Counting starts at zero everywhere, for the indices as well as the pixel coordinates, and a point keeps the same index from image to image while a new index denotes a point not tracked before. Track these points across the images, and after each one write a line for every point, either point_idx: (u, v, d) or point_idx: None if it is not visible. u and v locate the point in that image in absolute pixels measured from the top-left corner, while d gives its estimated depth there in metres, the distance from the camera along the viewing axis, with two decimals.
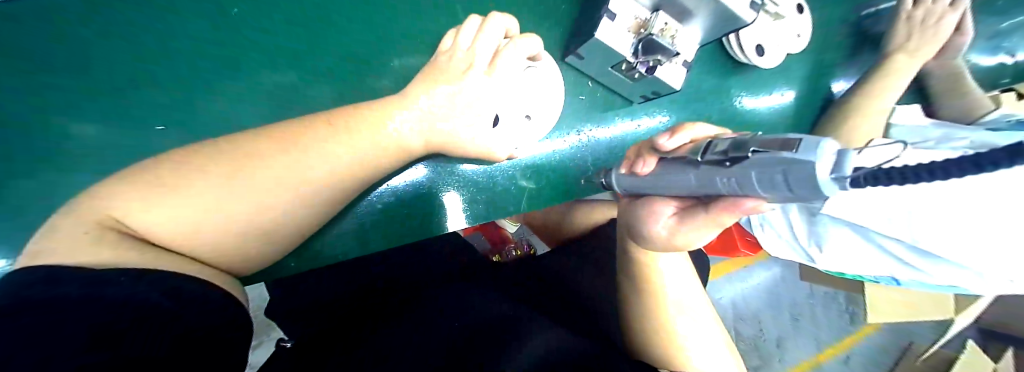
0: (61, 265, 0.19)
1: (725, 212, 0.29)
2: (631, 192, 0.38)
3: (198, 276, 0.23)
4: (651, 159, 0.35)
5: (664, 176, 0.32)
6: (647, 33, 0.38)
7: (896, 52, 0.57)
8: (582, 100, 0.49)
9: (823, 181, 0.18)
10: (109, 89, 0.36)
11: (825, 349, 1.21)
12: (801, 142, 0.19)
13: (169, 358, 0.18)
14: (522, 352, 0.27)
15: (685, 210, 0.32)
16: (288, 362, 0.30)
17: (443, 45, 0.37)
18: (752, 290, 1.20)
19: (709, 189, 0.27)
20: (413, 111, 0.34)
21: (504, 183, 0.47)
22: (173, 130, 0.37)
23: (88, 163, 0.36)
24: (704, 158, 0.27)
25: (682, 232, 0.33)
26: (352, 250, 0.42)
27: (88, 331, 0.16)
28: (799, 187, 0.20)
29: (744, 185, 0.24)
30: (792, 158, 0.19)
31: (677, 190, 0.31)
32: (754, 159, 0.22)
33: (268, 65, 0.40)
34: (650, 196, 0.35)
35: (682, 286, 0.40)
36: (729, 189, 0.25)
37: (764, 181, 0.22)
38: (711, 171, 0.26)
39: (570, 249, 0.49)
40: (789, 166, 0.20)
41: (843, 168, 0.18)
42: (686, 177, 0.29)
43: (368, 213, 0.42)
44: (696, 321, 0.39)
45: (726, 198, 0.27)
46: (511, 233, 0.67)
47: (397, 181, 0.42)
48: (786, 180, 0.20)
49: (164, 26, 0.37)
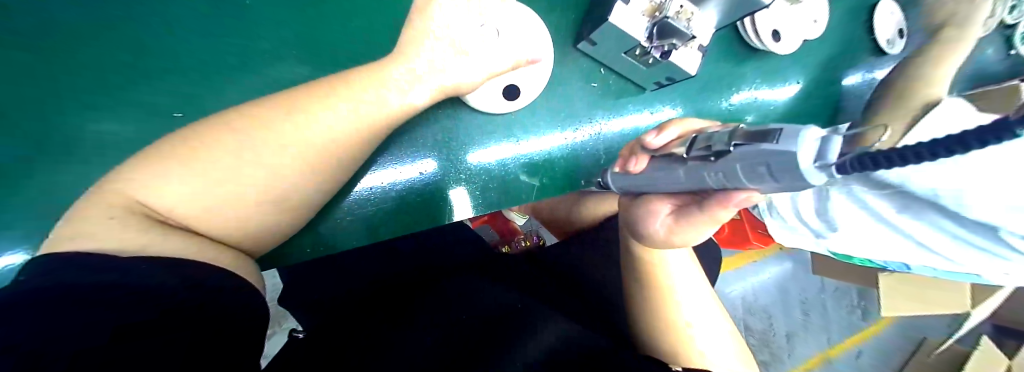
0: (64, 251, 0.19)
1: (720, 209, 0.28)
2: (629, 191, 0.36)
3: (210, 262, 0.23)
4: (643, 157, 0.34)
5: (654, 174, 0.31)
6: (661, 16, 0.37)
7: (933, 46, 0.51)
8: (594, 87, 0.48)
9: (805, 170, 0.18)
10: (120, 80, 0.37)
11: (839, 345, 1.19)
12: (781, 133, 0.19)
13: (166, 352, 0.17)
14: (522, 353, 0.27)
15: (681, 208, 0.32)
16: (300, 350, 0.31)
17: (421, 4, 0.34)
18: (763, 283, 1.19)
19: (696, 184, 0.27)
20: (406, 67, 0.33)
21: (516, 172, 0.47)
22: (190, 113, 0.38)
23: (99, 150, 0.37)
24: (690, 154, 0.27)
25: (682, 230, 0.32)
26: (362, 236, 0.43)
27: (84, 332, 0.16)
28: (783, 176, 0.19)
29: (731, 178, 0.23)
30: (774, 149, 0.19)
31: (671, 187, 0.30)
32: (738, 150, 0.22)
33: (280, 50, 0.40)
34: (647, 195, 0.34)
35: (685, 279, 0.39)
36: (717, 183, 0.25)
37: (748, 172, 0.22)
38: (697, 167, 0.26)
39: (583, 237, 0.47)
40: (770, 158, 0.19)
41: (826, 156, 0.18)
42: (674, 173, 0.28)
43: (382, 198, 0.43)
44: (700, 310, 0.39)
45: (717, 192, 0.27)
46: (519, 225, 0.66)
47: (410, 172, 0.43)
48: (769, 170, 0.20)
49: (163, 16, 0.38)
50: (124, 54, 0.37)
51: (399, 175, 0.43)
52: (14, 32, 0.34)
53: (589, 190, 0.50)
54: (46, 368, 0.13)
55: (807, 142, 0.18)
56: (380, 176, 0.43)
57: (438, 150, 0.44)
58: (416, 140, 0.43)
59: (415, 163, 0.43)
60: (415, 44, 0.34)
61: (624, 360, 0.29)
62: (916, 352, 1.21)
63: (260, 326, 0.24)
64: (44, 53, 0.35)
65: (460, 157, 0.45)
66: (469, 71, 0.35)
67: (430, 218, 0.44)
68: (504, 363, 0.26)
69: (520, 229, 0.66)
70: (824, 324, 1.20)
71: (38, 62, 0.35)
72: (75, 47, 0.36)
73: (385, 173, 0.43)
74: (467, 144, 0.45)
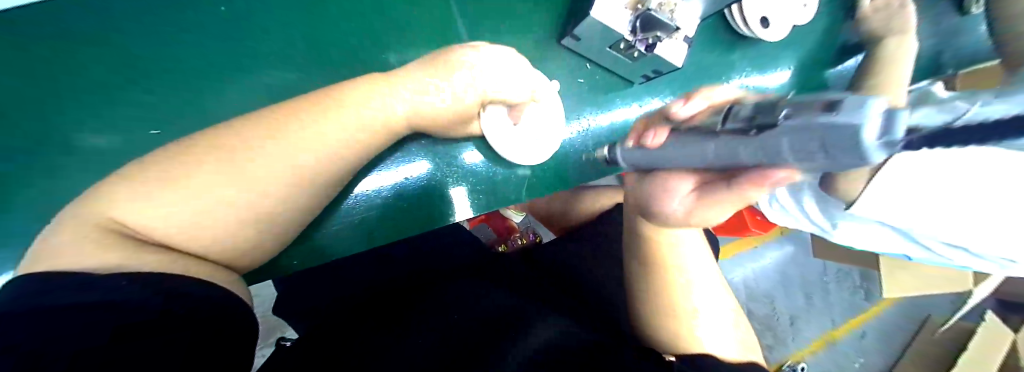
0: (43, 272, 0.19)
1: (751, 188, 0.24)
2: (641, 168, 0.33)
3: (197, 276, 0.23)
4: (663, 130, 0.31)
5: (678, 148, 0.27)
6: (643, 9, 0.36)
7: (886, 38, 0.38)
8: (581, 83, 0.48)
9: (870, 146, 0.13)
10: (112, 86, 0.36)
11: (842, 326, 1.19)
12: (846, 104, 0.14)
13: (166, 352, 0.18)
14: (518, 352, 0.28)
15: (703, 185, 0.28)
16: (297, 356, 0.31)
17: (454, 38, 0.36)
18: (763, 268, 1.19)
19: (730, 161, 0.22)
20: (394, 83, 0.33)
21: (503, 174, 0.46)
22: (165, 131, 0.36)
23: (74, 164, 0.34)
24: (725, 126, 0.22)
25: (703, 207, 0.29)
26: (357, 243, 0.40)
27: (75, 342, 0.16)
28: (839, 154, 0.14)
29: (773, 157, 0.18)
30: (832, 123, 0.14)
31: (697, 162, 0.24)
32: (783, 125, 0.16)
33: (277, 57, 0.40)
34: (664, 171, 0.30)
35: (696, 260, 0.38)
36: (754, 160, 0.20)
37: (799, 150, 0.16)
38: (729, 141, 0.21)
39: (582, 233, 0.47)
40: (828, 133, 0.14)
41: (895, 130, 0.13)
42: (703, 147, 0.23)
43: (369, 206, 0.41)
44: (704, 297, 0.38)
45: (752, 171, 0.22)
46: (515, 223, 0.66)
47: (396, 175, 0.41)
48: (825, 148, 0.15)
49: (171, 27, 0.37)
50: (130, 56, 0.36)
51: (386, 178, 0.41)
52: (11, 46, 0.33)
53: (588, 183, 0.51)
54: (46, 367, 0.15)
55: (871, 119, 0.13)
56: (365, 183, 0.40)
57: (426, 149, 0.42)
58: (402, 142, 0.41)
59: (405, 165, 0.42)
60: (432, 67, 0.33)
61: (620, 356, 0.30)
62: (920, 331, 1.21)
63: (253, 327, 0.25)
64: (43, 64, 0.34)
65: (450, 159, 0.44)
66: (468, 81, 0.33)
67: (422, 224, 0.43)
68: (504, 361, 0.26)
69: (516, 227, 0.66)
70: (826, 307, 1.20)
71: (38, 62, 0.34)
72: (77, 57, 0.35)
73: (370, 178, 0.40)
74: (457, 144, 0.43)
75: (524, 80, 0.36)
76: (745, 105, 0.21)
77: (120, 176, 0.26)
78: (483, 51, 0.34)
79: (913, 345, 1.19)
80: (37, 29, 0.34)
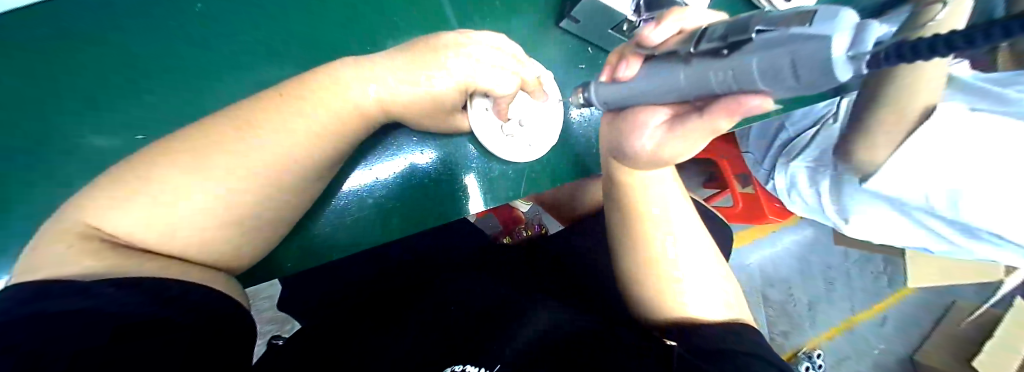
0: (33, 280, 0.20)
1: (722, 116, 0.23)
2: (613, 105, 0.30)
3: (188, 278, 0.24)
4: (635, 59, 0.27)
5: (646, 80, 0.25)
6: None
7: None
8: (582, 68, 0.45)
9: (838, 60, 0.13)
10: (114, 86, 0.35)
11: (861, 312, 1.16)
12: (816, 15, 0.15)
13: (166, 352, 0.19)
14: (509, 346, 0.27)
15: (678, 116, 0.26)
16: (296, 354, 0.32)
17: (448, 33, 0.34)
18: (781, 254, 1.15)
19: (700, 90, 0.21)
20: (375, 72, 0.31)
21: (500, 169, 0.43)
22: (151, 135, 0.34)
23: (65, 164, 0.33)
24: (698, 48, 0.21)
25: (669, 143, 0.29)
26: (364, 237, 0.39)
27: (78, 342, 0.17)
28: (807, 75, 0.15)
29: (740, 78, 0.18)
30: (805, 34, 0.14)
31: (665, 95, 0.24)
32: (757, 41, 0.17)
33: (269, 55, 0.38)
34: (633, 107, 0.28)
35: (684, 239, 0.37)
36: (723, 85, 0.19)
37: (767, 71, 0.16)
38: (704, 65, 0.20)
39: (584, 226, 0.44)
40: (796, 46, 0.14)
41: (864, 44, 0.14)
42: (673, 74, 0.22)
43: (359, 206, 0.39)
44: (700, 282, 0.36)
45: (721, 98, 0.21)
46: (522, 213, 0.65)
47: (385, 171, 0.40)
48: (791, 67, 0.15)
49: (175, 22, 0.36)
50: (130, 55, 0.35)
51: (374, 174, 0.39)
52: (13, 47, 0.33)
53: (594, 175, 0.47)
54: (47, 367, 0.15)
55: (840, 33, 0.13)
56: (354, 180, 0.39)
57: (420, 143, 0.40)
58: (387, 132, 0.39)
59: (393, 159, 0.40)
60: (422, 61, 0.32)
61: (614, 345, 0.29)
62: (944, 319, 1.16)
63: (251, 328, 0.26)
64: (43, 65, 0.33)
65: (444, 154, 0.41)
66: (469, 66, 0.32)
67: (420, 221, 0.41)
68: (498, 360, 0.26)
69: (523, 217, 0.65)
70: (846, 293, 1.16)
71: (38, 62, 0.33)
72: (78, 58, 0.34)
73: (354, 176, 0.39)
74: (449, 137, 0.41)
75: (515, 69, 0.34)
76: (721, 24, 0.20)
77: (113, 181, 0.26)
78: (476, 38, 0.34)
79: (935, 334, 1.14)
80: (34, 32, 0.33)
